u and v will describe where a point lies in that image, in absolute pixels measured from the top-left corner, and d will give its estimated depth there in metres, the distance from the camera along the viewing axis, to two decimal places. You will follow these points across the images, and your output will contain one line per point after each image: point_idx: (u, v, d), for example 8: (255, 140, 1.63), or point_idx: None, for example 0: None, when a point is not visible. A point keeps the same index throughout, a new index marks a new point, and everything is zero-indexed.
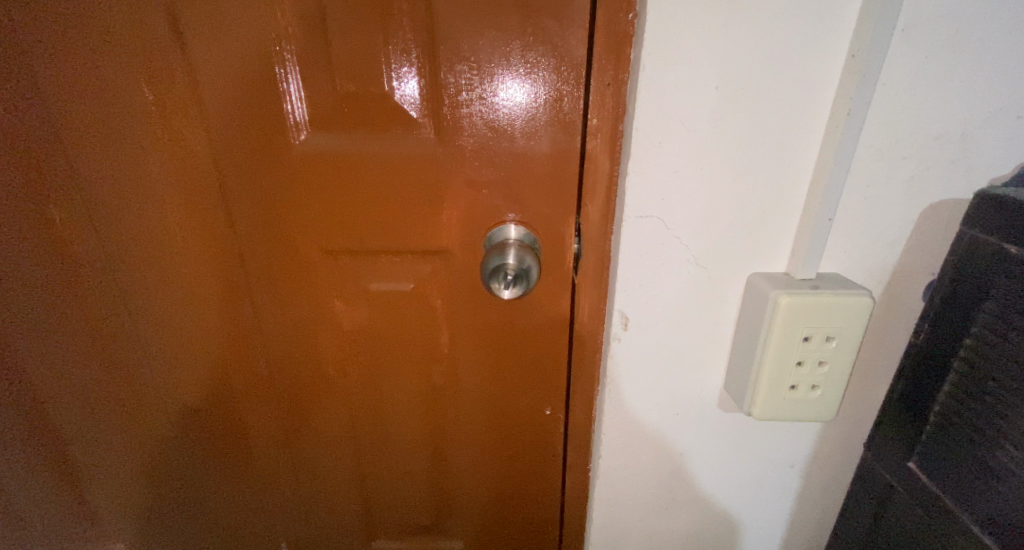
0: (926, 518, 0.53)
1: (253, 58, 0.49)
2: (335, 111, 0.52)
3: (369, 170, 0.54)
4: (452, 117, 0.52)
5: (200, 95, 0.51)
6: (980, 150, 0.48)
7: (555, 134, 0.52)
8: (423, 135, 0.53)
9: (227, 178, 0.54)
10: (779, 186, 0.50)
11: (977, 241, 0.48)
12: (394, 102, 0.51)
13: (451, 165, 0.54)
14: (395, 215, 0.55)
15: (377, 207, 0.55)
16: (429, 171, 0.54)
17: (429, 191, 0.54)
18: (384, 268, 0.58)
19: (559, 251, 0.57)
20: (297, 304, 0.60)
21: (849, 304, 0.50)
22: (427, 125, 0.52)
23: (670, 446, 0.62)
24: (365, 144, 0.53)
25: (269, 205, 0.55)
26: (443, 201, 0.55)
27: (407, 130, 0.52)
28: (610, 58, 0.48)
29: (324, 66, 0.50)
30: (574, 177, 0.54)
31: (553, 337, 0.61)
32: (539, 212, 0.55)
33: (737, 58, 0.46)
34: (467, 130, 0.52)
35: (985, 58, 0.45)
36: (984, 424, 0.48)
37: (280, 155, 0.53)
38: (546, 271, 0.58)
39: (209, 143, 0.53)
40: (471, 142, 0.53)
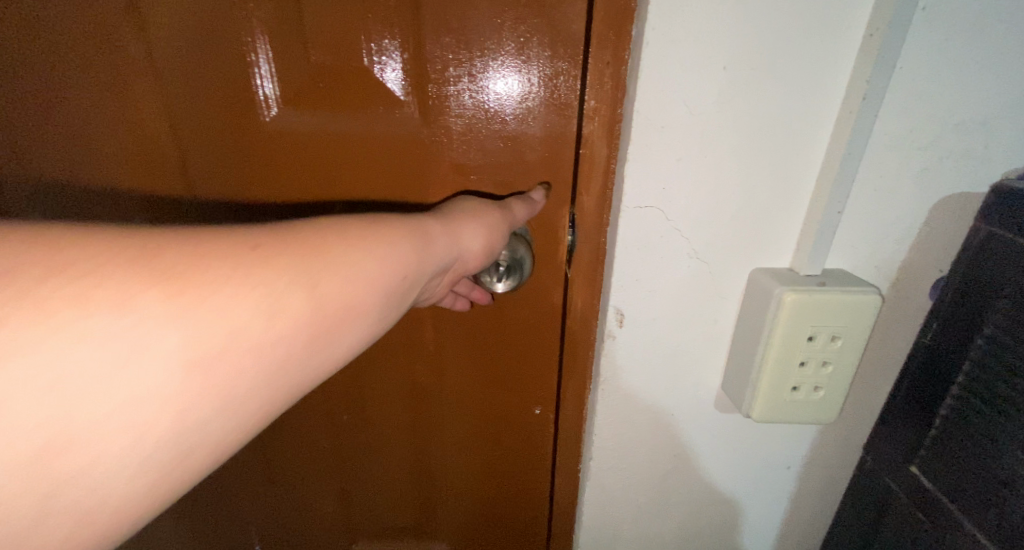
0: (929, 524, 0.51)
1: (217, 29, 0.47)
2: (310, 86, 0.49)
3: (346, 150, 0.51)
4: (437, 96, 0.48)
5: (157, 65, 0.49)
6: (1000, 142, 0.46)
7: (548, 117, 0.49)
8: (406, 114, 0.49)
9: (190, 152, 0.54)
10: (788, 177, 0.47)
11: (992, 237, 0.45)
12: (376, 79, 0.48)
13: (438, 149, 0.51)
14: (368, 193, 0.53)
15: (349, 182, 0.53)
16: (414, 154, 0.51)
17: (414, 176, 0.52)
18: None
19: (552, 241, 0.54)
20: None
21: (858, 303, 0.48)
22: (411, 104, 0.49)
23: (664, 446, 0.60)
24: (338, 120, 0.50)
25: (235, 172, 0.54)
26: (431, 186, 0.52)
27: (389, 110, 0.49)
28: (609, 35, 0.45)
29: (298, 38, 0.47)
30: (570, 164, 0.51)
31: (546, 332, 0.59)
32: None
33: (749, 35, 0.42)
34: (454, 111, 0.49)
35: (1010, 41, 0.42)
36: (993, 430, 0.46)
37: (243, 122, 0.51)
38: (538, 265, 0.56)
39: (170, 114, 0.52)
40: (459, 124, 0.49)
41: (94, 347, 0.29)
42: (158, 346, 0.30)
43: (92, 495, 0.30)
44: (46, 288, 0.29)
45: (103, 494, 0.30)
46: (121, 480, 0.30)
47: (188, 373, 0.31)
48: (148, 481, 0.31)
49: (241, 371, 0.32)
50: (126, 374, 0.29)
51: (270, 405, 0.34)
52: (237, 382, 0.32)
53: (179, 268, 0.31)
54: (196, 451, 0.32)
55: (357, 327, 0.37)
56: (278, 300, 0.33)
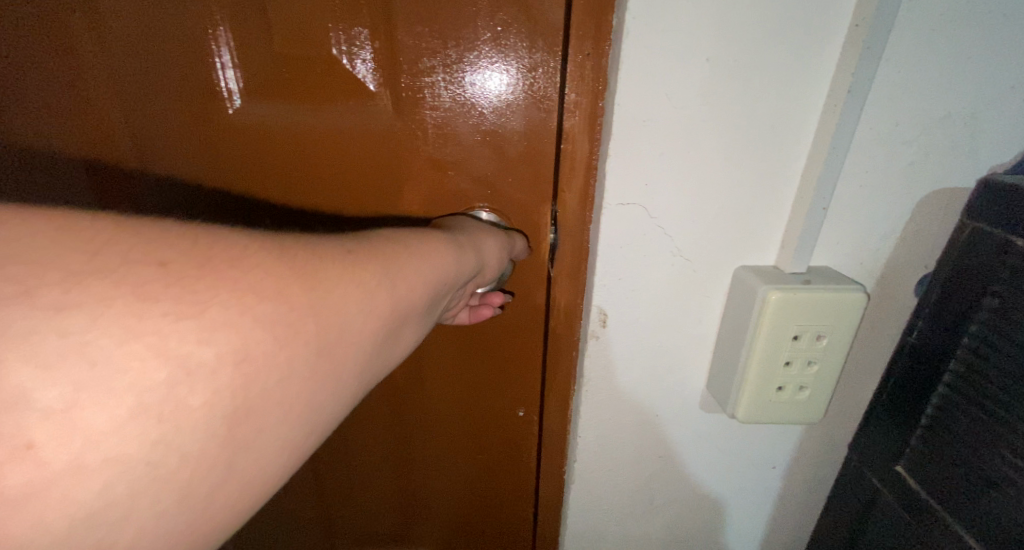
0: (915, 524, 0.50)
1: (174, 16, 0.45)
2: (275, 74, 0.46)
3: (316, 144, 0.50)
4: (411, 88, 0.47)
5: (111, 57, 0.47)
6: (985, 136, 0.45)
7: (527, 111, 0.48)
8: (379, 106, 0.48)
9: (152, 148, 0.51)
10: (772, 173, 0.46)
11: (978, 234, 0.44)
12: (344, 69, 0.46)
13: (413, 141, 0.49)
14: (337, 189, 0.52)
15: (318, 180, 0.52)
16: (388, 147, 0.49)
17: (388, 168, 0.50)
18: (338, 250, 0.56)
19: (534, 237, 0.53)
20: None
21: (843, 301, 0.47)
22: (384, 96, 0.47)
23: (649, 447, 0.59)
24: (308, 119, 0.48)
25: (198, 166, 0.52)
26: (407, 182, 0.51)
27: (361, 102, 0.47)
28: (589, 25, 0.43)
29: (261, 26, 0.45)
30: (551, 160, 0.49)
31: (528, 332, 0.58)
32: (513, 198, 0.51)
33: (732, 26, 0.41)
34: (429, 104, 0.47)
35: (996, 33, 0.41)
36: (980, 429, 0.45)
37: (209, 116, 0.49)
38: (519, 263, 0.54)
39: (127, 108, 0.50)
40: (434, 117, 0.48)
41: (251, 326, 0.27)
42: (300, 329, 0.29)
43: (241, 480, 0.28)
44: (161, 275, 0.26)
45: (253, 484, 0.28)
46: (261, 471, 0.28)
47: (318, 357, 0.30)
48: (286, 464, 0.30)
49: (353, 356, 0.32)
50: (278, 354, 0.28)
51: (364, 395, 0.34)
52: (351, 368, 0.32)
53: (304, 265, 0.31)
54: (313, 439, 0.31)
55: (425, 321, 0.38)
56: (376, 291, 0.33)
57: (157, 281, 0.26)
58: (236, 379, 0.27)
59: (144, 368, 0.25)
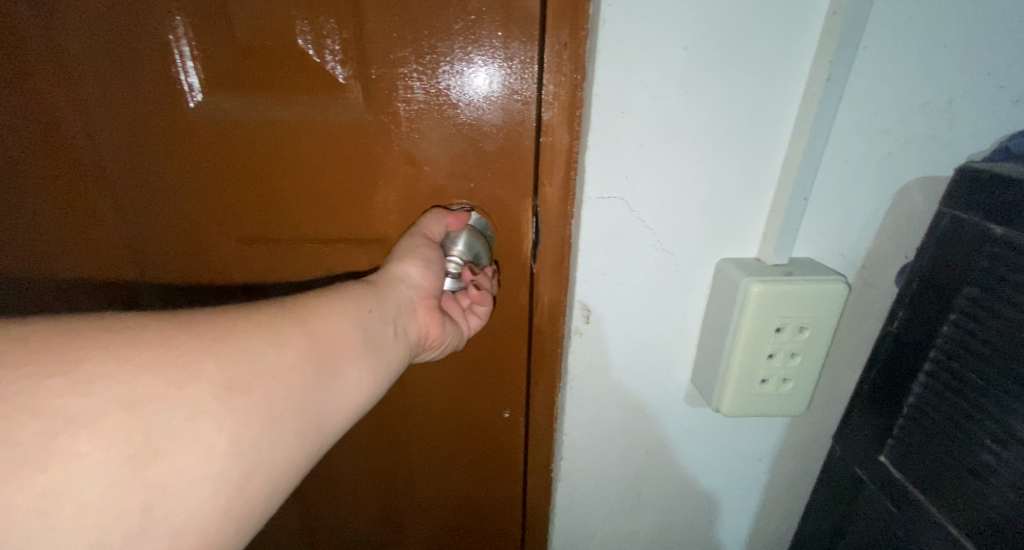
0: (898, 515, 0.50)
1: (129, 11, 0.44)
2: (238, 67, 0.45)
3: (282, 143, 0.48)
4: (383, 81, 0.45)
5: (62, 60, 0.45)
6: (963, 124, 0.45)
7: (505, 103, 0.46)
8: (349, 100, 0.46)
9: (106, 158, 0.49)
10: (753, 164, 0.46)
11: (957, 222, 0.44)
12: (311, 60, 0.44)
13: (386, 136, 0.48)
14: (328, 258, 0.53)
15: (308, 251, 0.53)
16: (360, 144, 0.48)
17: (360, 166, 0.49)
18: (307, 260, 0.54)
19: (516, 234, 0.52)
20: (209, 297, 0.56)
21: (825, 292, 0.47)
22: (354, 88, 0.46)
23: (635, 444, 0.59)
24: (288, 189, 0.50)
25: (176, 227, 0.52)
26: (380, 180, 0.49)
27: (330, 95, 0.46)
28: (565, 14, 0.42)
29: (222, 16, 0.43)
30: (530, 155, 0.48)
31: (511, 330, 0.57)
32: (493, 194, 0.50)
33: (710, 15, 0.40)
34: (402, 96, 0.46)
35: (972, 19, 0.41)
36: (960, 418, 0.45)
37: (177, 161, 0.49)
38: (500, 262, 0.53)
39: (79, 113, 0.47)
40: (407, 110, 0.47)
41: (148, 374, 0.30)
42: (198, 371, 0.32)
43: (169, 529, 0.29)
44: (21, 347, 0.28)
45: (184, 525, 0.30)
46: (189, 511, 0.30)
47: (228, 393, 0.32)
48: (221, 503, 0.31)
49: (276, 395, 0.34)
50: (177, 396, 0.31)
51: (308, 432, 0.35)
52: (275, 405, 0.34)
53: (201, 319, 0.34)
54: (250, 478, 0.32)
55: (365, 358, 0.40)
56: (286, 337, 0.36)
57: (19, 350, 0.28)
58: (132, 423, 0.29)
59: (17, 424, 0.27)
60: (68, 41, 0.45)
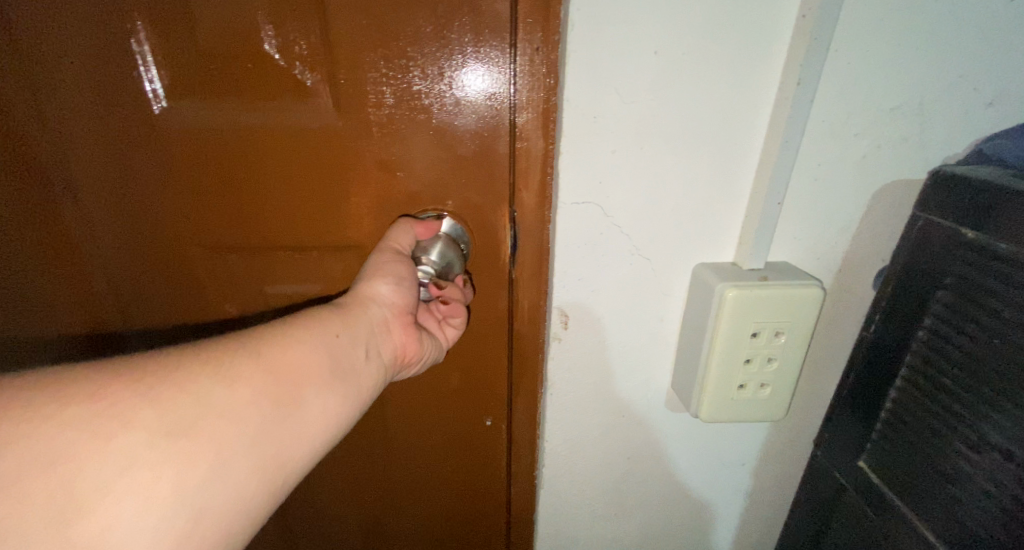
0: (877, 521, 0.50)
1: (94, 18, 0.44)
2: (204, 71, 0.45)
3: (250, 147, 0.47)
4: (353, 85, 0.45)
5: (28, 68, 0.45)
6: (935, 128, 0.45)
7: (479, 108, 0.46)
8: (320, 106, 0.46)
9: (75, 166, 0.49)
10: (727, 169, 0.45)
11: (930, 226, 0.44)
12: (278, 64, 0.44)
13: (359, 142, 0.47)
14: (311, 283, 0.54)
15: (288, 275, 0.53)
16: (330, 149, 0.48)
17: (333, 173, 0.48)
18: (280, 269, 0.53)
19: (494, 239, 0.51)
20: (182, 307, 0.56)
21: (800, 296, 0.47)
22: (323, 92, 0.46)
23: (616, 449, 0.58)
24: (264, 213, 0.50)
25: (146, 236, 0.52)
26: (352, 185, 0.49)
27: (298, 99, 0.46)
28: (537, 17, 0.42)
29: (186, 21, 0.43)
30: (505, 160, 0.48)
31: (492, 337, 0.56)
32: (467, 200, 0.50)
33: (680, 19, 0.40)
34: (373, 101, 0.46)
35: (942, 24, 0.42)
36: (936, 423, 0.45)
37: (146, 168, 0.49)
38: (477, 269, 0.52)
39: (45, 121, 0.47)
40: (378, 115, 0.46)
41: (86, 424, 0.30)
42: (131, 420, 0.31)
43: None
44: None
45: None
46: None
47: (167, 441, 0.32)
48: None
49: (225, 436, 0.33)
50: (107, 448, 0.30)
51: (267, 470, 0.35)
52: (221, 448, 0.33)
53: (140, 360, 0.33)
54: (199, 523, 0.32)
55: (327, 388, 0.39)
56: (233, 376, 0.35)
57: None
58: (55, 482, 0.29)
59: None
60: (42, 76, 0.46)
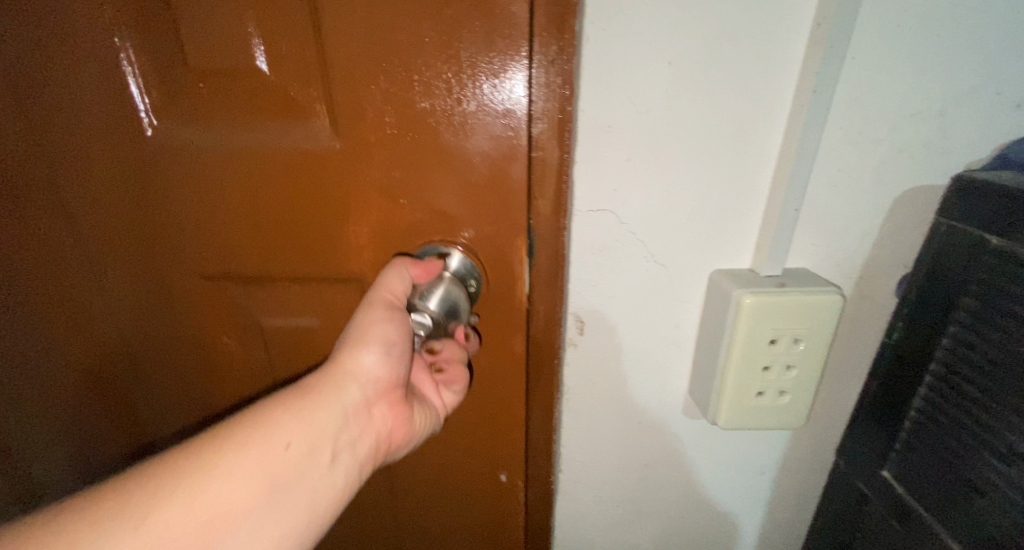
0: (902, 533, 0.49)
1: (88, 43, 0.43)
2: (198, 94, 0.44)
3: (247, 172, 0.47)
4: (355, 105, 0.44)
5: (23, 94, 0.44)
6: (957, 133, 0.44)
7: (493, 127, 0.44)
8: (320, 127, 0.45)
9: (72, 194, 0.48)
10: (743, 176, 0.45)
11: (953, 232, 0.44)
12: (274, 84, 0.44)
13: (360, 165, 0.46)
14: (311, 317, 0.53)
15: (291, 311, 0.52)
16: (328, 172, 0.46)
17: (334, 199, 0.47)
18: (279, 296, 0.52)
19: (503, 265, 0.49)
20: (182, 337, 0.54)
21: (819, 303, 0.46)
22: (323, 113, 0.45)
23: (634, 456, 0.58)
24: (260, 248, 0.49)
25: (145, 264, 0.51)
26: (351, 211, 0.48)
27: (294, 120, 0.45)
28: (551, 28, 0.41)
29: (178, 42, 0.43)
30: (521, 184, 0.46)
31: (506, 386, 0.54)
32: (480, 229, 0.48)
33: (693, 30, 0.41)
34: (377, 120, 0.45)
35: (962, 28, 0.41)
36: (961, 433, 0.44)
37: (143, 194, 0.48)
38: (489, 306, 0.51)
39: (41, 148, 0.46)
40: (382, 135, 0.45)
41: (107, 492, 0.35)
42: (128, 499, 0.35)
43: None
44: None
45: None
46: None
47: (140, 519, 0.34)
48: None
49: (186, 527, 0.35)
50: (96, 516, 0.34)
51: None
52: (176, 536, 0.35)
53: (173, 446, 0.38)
54: None
55: (296, 497, 0.40)
56: (230, 469, 0.38)
57: None
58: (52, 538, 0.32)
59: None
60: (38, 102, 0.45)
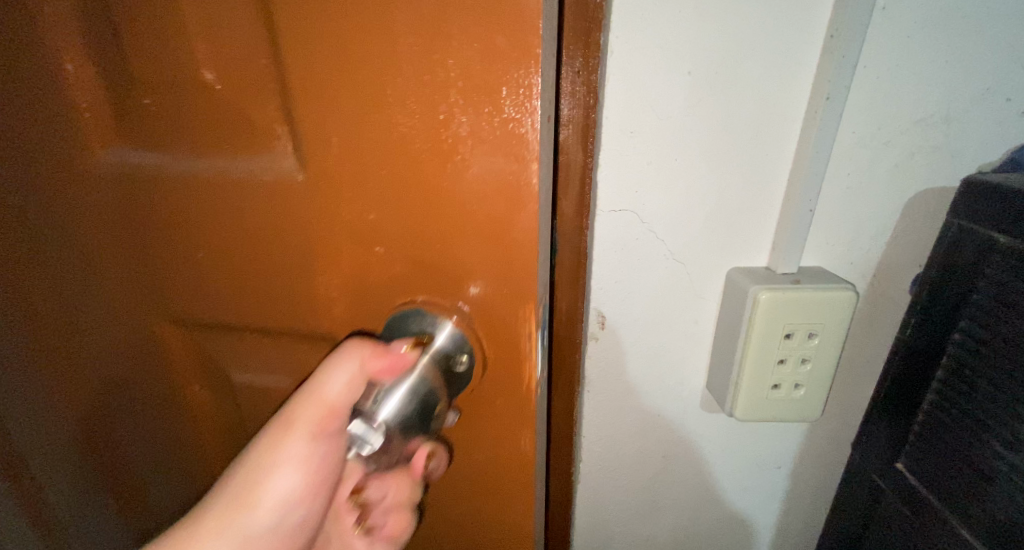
0: (915, 522, 0.51)
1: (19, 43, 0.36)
2: (151, 112, 0.38)
3: (205, 206, 0.39)
4: (314, 127, 0.35)
5: None
6: (966, 137, 0.46)
7: (488, 159, 0.34)
8: (283, 157, 0.36)
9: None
10: (758, 180, 0.48)
11: (963, 231, 0.46)
12: (232, 102, 0.36)
13: (328, 207, 0.37)
14: (287, 375, 0.45)
15: (268, 367, 0.45)
16: (294, 208, 0.37)
17: (300, 244, 0.39)
18: (253, 350, 0.45)
19: (510, 327, 0.39)
20: (140, 388, 0.47)
21: (833, 299, 0.48)
22: (285, 139, 0.36)
23: (653, 448, 0.61)
24: (224, 297, 0.42)
25: (95, 304, 0.43)
26: (323, 259, 0.39)
27: (255, 145, 0.37)
28: (579, 42, 0.44)
29: (120, 49, 0.36)
30: (527, 235, 0.36)
31: (508, 481, 0.44)
32: (474, 290, 0.38)
33: (711, 42, 0.44)
34: (337, 146, 0.35)
35: (970, 38, 0.43)
36: (971, 425, 0.46)
37: (96, 226, 0.41)
38: (486, 387, 0.41)
39: None
40: (343, 165, 0.35)
41: None
42: None
43: None
44: None
45: None
46: None
47: None
48: None
49: None
50: None
51: None
52: None
53: None
54: None
55: None
56: None
57: None
58: None
59: None
60: None
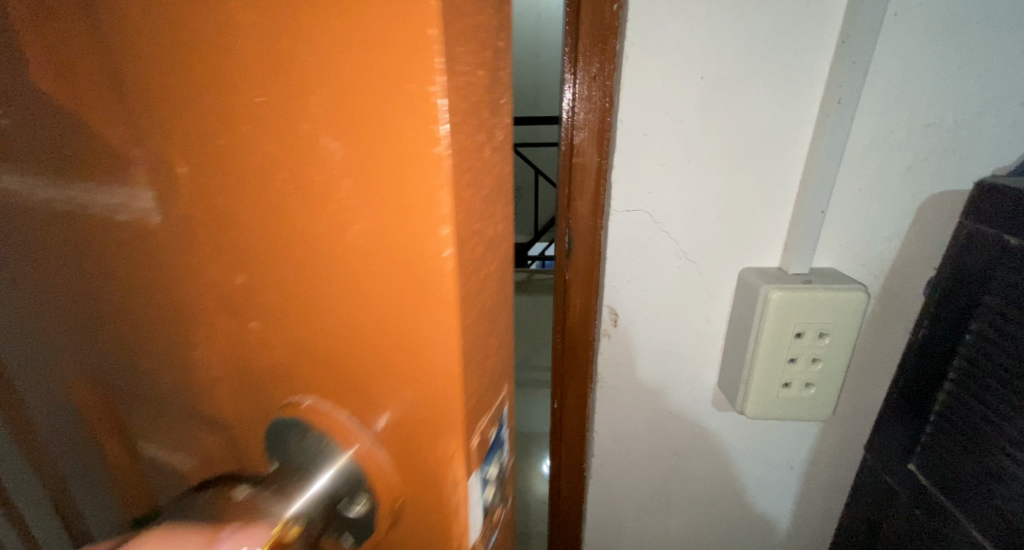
0: (927, 522, 0.51)
1: None
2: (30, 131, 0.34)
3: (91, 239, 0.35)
4: (170, 158, 0.29)
5: None
6: (979, 142, 0.47)
7: (377, 222, 0.26)
8: (141, 188, 0.31)
9: None
10: (770, 182, 0.49)
11: (976, 233, 0.46)
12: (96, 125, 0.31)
13: (203, 266, 0.31)
14: (189, 455, 0.40)
15: (173, 443, 0.41)
16: (165, 258, 0.32)
17: (192, 311, 0.33)
18: (155, 407, 0.40)
19: (430, 450, 0.30)
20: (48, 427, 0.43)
21: (844, 299, 0.49)
22: (143, 170, 0.30)
23: (665, 445, 0.62)
24: (118, 334, 0.38)
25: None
26: (204, 322, 0.33)
27: (116, 173, 0.31)
28: (595, 51, 0.48)
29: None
30: (436, 322, 0.27)
31: None
32: (375, 394, 0.30)
33: (724, 48, 0.45)
34: (198, 185, 0.29)
35: (981, 44, 0.44)
36: (983, 425, 0.46)
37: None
38: (409, 516, 0.32)
39: None
40: (204, 209, 0.29)
41: None
42: None
43: None
44: None
45: None
46: None
47: None
48: None
49: None
50: None
51: None
52: None
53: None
54: None
55: None
56: None
57: None
58: None
59: None
60: None
